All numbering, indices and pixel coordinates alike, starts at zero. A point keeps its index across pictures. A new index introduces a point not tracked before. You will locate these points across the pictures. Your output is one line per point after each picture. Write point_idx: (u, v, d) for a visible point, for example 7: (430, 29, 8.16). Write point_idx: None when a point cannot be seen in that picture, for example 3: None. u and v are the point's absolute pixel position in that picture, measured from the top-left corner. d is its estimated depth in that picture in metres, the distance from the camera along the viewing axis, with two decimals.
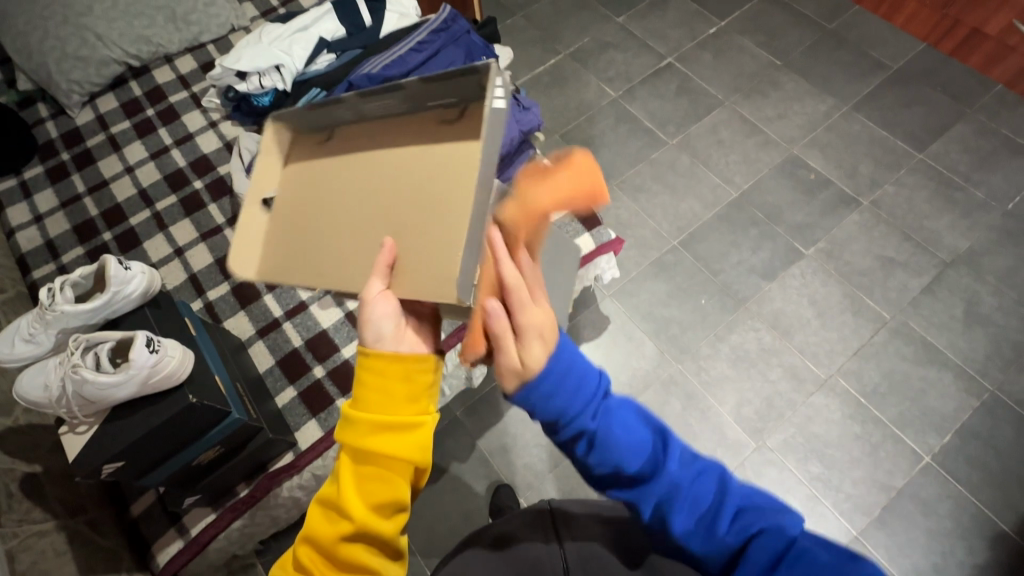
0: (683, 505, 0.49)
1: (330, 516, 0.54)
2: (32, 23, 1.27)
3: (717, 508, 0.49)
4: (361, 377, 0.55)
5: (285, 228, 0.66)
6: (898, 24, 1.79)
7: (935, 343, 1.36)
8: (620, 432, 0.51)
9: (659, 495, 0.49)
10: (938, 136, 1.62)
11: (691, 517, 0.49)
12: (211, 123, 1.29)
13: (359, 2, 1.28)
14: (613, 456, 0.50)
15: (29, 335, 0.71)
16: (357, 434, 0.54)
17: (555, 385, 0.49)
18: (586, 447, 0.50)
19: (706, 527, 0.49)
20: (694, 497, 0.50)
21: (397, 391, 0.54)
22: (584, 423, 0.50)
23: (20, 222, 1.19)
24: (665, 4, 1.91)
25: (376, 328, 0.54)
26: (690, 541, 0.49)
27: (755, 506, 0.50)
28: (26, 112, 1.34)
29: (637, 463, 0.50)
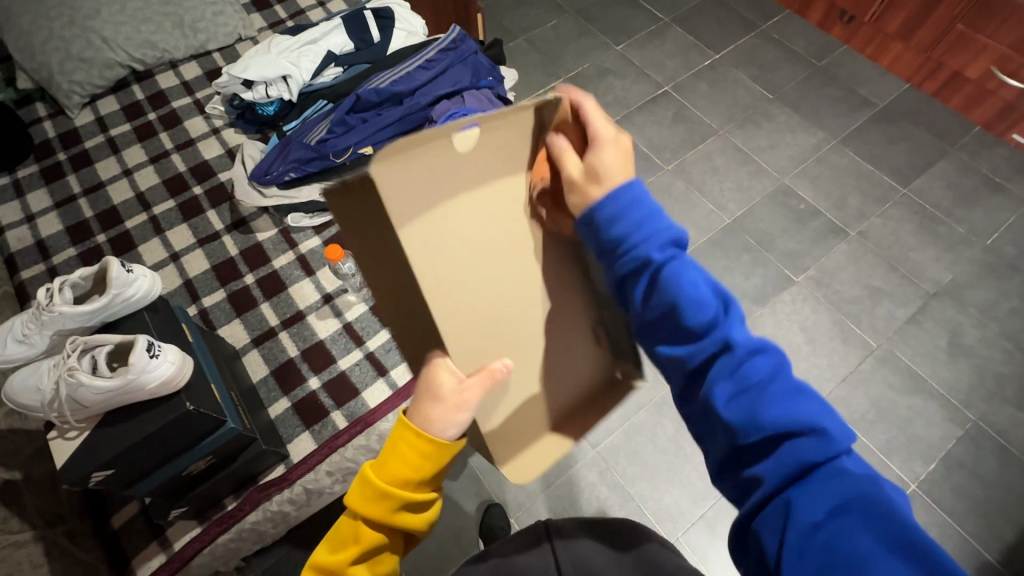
0: (727, 369, 0.44)
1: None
2: (36, 23, 1.27)
3: (765, 386, 0.43)
4: (390, 443, 0.53)
5: (422, 178, 0.44)
6: (884, 65, 1.88)
7: (921, 372, 1.40)
8: (693, 281, 0.45)
9: (711, 350, 0.44)
10: (921, 171, 1.69)
11: (736, 384, 0.43)
12: (213, 129, 1.29)
13: (368, 19, 1.31)
14: (673, 300, 0.45)
15: (21, 336, 0.69)
16: (370, 507, 0.52)
17: (627, 210, 0.45)
18: (648, 286, 0.45)
19: (759, 395, 0.43)
20: (749, 373, 0.43)
21: (421, 473, 0.52)
22: (650, 254, 0.45)
23: (10, 221, 1.17)
24: (663, 35, 1.98)
25: (440, 423, 0.51)
26: (733, 412, 0.43)
27: (801, 407, 0.42)
28: (23, 111, 1.32)
29: (703, 315, 0.44)
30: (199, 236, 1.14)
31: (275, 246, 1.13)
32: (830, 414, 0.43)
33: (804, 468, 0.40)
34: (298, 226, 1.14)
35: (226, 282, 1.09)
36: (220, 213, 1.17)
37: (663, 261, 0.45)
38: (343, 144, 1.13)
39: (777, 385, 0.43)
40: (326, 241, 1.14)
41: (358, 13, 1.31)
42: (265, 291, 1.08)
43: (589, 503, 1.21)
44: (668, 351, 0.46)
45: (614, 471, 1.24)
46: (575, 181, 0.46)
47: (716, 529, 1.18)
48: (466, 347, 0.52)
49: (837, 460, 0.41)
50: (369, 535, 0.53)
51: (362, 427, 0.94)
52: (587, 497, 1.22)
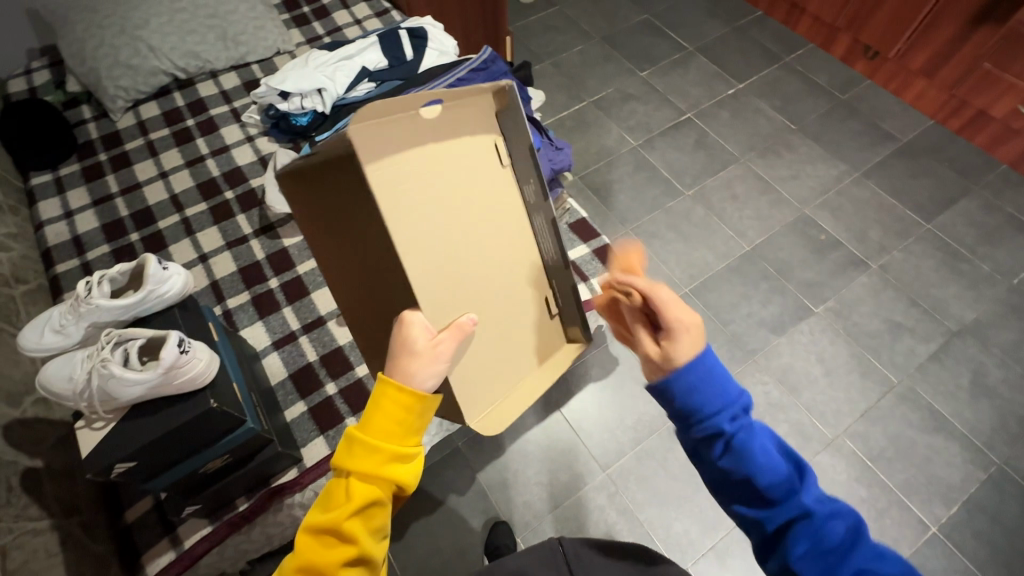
0: (803, 536, 0.52)
1: (326, 541, 0.54)
2: (90, 30, 1.33)
3: (843, 551, 0.51)
4: (375, 399, 0.57)
5: (401, 137, 0.60)
6: (908, 100, 1.88)
7: (941, 411, 1.36)
8: (769, 457, 0.54)
9: (790, 513, 0.53)
10: (945, 208, 1.67)
11: (812, 549, 0.51)
12: (247, 137, 1.33)
13: (402, 38, 1.35)
14: (750, 470, 0.54)
15: (58, 326, 0.71)
16: (359, 458, 0.55)
17: (699, 384, 0.55)
18: (722, 452, 0.55)
19: (831, 559, 0.51)
20: (822, 538, 0.52)
21: (401, 422, 0.56)
22: (722, 426, 0.54)
23: (49, 216, 1.21)
24: (687, 63, 2.01)
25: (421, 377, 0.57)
26: (808, 574, 0.51)
27: (876, 566, 0.51)
28: (69, 112, 1.38)
29: (769, 480, 0.54)
30: (228, 239, 1.17)
31: (301, 252, 1.16)
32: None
33: None
34: None
35: (251, 284, 1.11)
36: (249, 218, 1.20)
37: (734, 431, 0.54)
38: None
39: (855, 549, 0.52)
40: None
41: (393, 32, 1.36)
42: (288, 295, 1.10)
43: (597, 526, 1.20)
44: (745, 511, 0.55)
45: (623, 495, 1.23)
46: (650, 357, 0.59)
47: (726, 561, 1.16)
48: (437, 293, 0.64)
49: None
50: (358, 490, 0.54)
51: None
52: (594, 520, 1.20)
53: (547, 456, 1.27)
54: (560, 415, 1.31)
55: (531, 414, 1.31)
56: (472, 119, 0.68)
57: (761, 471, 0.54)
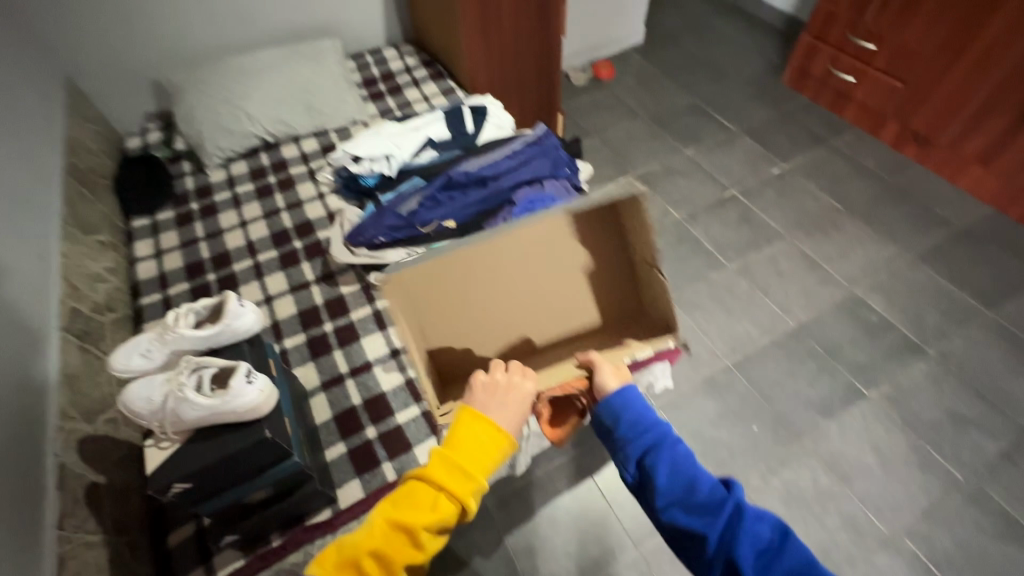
0: (702, 501, 0.62)
1: (399, 540, 0.60)
2: (201, 101, 1.56)
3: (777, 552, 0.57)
4: (471, 426, 0.65)
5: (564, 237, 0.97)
6: (962, 187, 1.87)
7: (1017, 518, 1.25)
8: (687, 466, 0.65)
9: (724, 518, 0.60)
10: (1009, 297, 1.61)
11: (753, 551, 0.57)
12: (320, 194, 1.47)
13: (466, 114, 1.50)
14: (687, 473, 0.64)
15: (144, 351, 0.80)
16: (438, 471, 0.62)
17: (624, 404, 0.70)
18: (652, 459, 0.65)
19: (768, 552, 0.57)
20: (754, 535, 0.58)
21: (476, 451, 0.63)
22: (653, 438, 0.67)
23: (142, 254, 1.36)
24: (732, 143, 2.08)
25: (491, 402, 0.69)
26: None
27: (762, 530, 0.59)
28: (172, 166, 1.58)
29: (704, 485, 0.63)
30: (292, 283, 1.28)
31: (356, 299, 1.24)
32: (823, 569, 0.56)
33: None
34: (379, 284, 1.25)
35: (308, 326, 1.19)
36: (313, 265, 1.31)
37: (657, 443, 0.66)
38: (430, 218, 1.27)
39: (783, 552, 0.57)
40: None
41: (458, 108, 1.51)
42: (340, 339, 1.17)
43: None
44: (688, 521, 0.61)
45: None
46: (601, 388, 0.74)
47: None
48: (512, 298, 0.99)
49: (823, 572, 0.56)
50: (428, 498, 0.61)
51: None
52: None
53: (577, 524, 1.23)
54: (592, 482, 1.28)
55: (563, 479, 1.29)
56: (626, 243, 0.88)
57: (671, 482, 0.64)
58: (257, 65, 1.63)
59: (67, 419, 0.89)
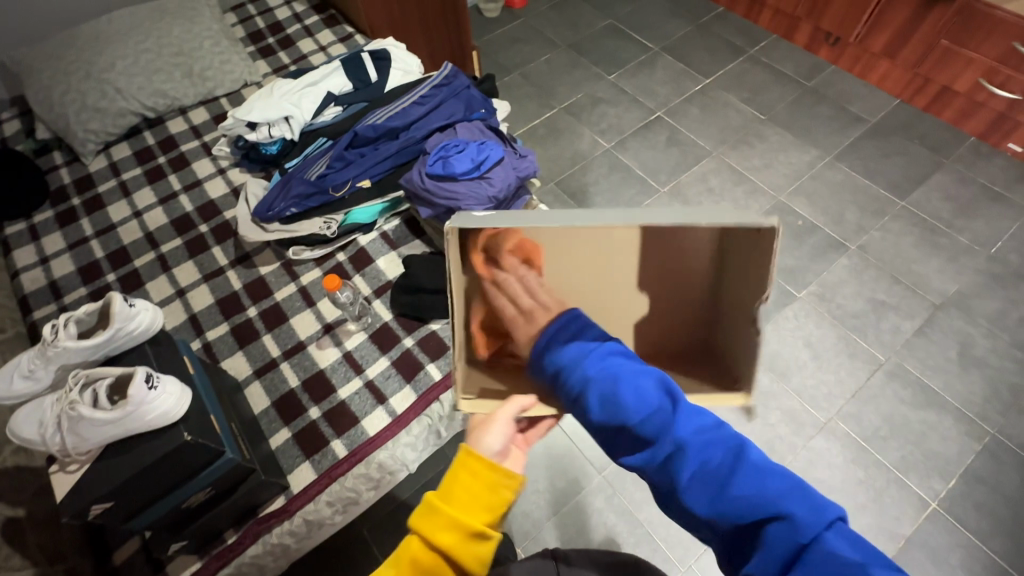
0: (687, 466, 0.48)
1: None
2: (56, 78, 1.35)
3: (729, 475, 0.47)
4: (454, 469, 0.60)
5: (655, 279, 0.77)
6: (873, 82, 1.91)
7: (931, 385, 1.37)
8: (636, 394, 0.53)
9: (663, 456, 0.50)
10: (918, 185, 1.70)
11: (699, 481, 0.48)
12: (219, 169, 1.34)
13: (366, 61, 1.38)
14: (620, 416, 0.52)
15: (28, 371, 0.71)
16: (436, 521, 0.57)
17: (563, 350, 0.59)
18: (596, 406, 0.54)
19: (715, 484, 0.47)
20: (701, 464, 0.48)
21: (485, 498, 0.58)
22: (587, 375, 0.55)
23: (25, 263, 1.21)
24: (654, 63, 2.04)
25: (488, 440, 0.62)
26: (697, 502, 0.47)
27: (764, 485, 0.45)
28: (40, 159, 1.39)
29: (641, 421, 0.51)
30: (204, 272, 1.18)
31: (278, 278, 1.16)
32: (793, 497, 0.44)
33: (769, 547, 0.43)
34: (300, 258, 1.16)
35: (229, 315, 1.11)
36: (225, 249, 1.21)
37: (601, 379, 0.54)
38: (342, 179, 1.18)
39: (733, 472, 0.47)
40: (326, 271, 1.16)
41: (356, 55, 1.38)
42: (267, 322, 1.10)
43: (597, 529, 1.23)
44: (631, 460, 0.52)
45: (621, 496, 1.26)
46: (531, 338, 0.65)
47: None
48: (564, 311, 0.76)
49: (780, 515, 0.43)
50: (426, 558, 0.56)
51: (361, 456, 0.94)
52: (594, 524, 1.23)
53: (543, 461, 1.30)
54: (553, 420, 1.35)
55: None
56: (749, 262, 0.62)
57: (609, 417, 0.53)
58: (118, 28, 1.43)
59: None
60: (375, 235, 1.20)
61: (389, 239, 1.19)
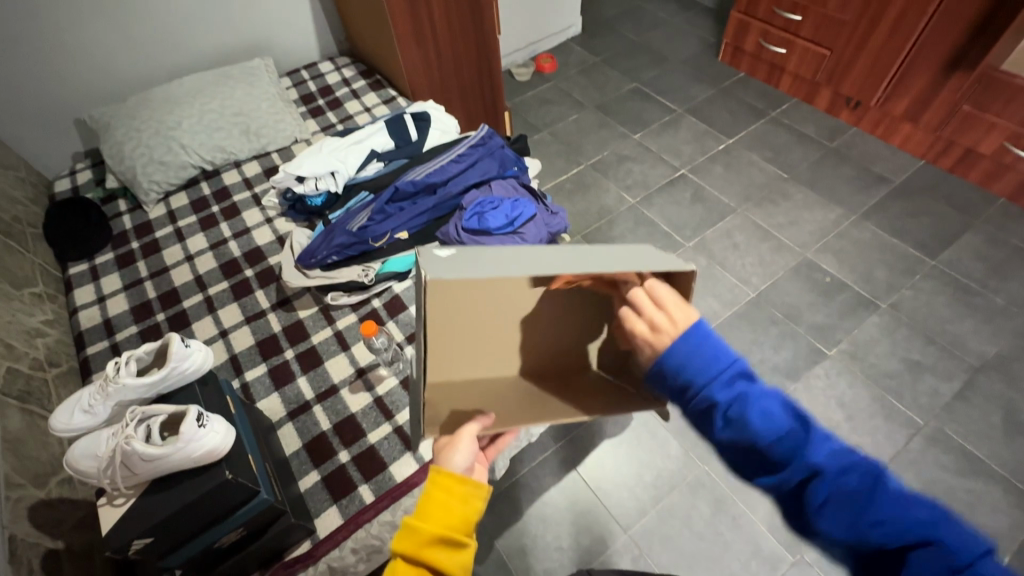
0: (822, 492, 0.50)
1: None
2: (129, 135, 1.49)
3: (868, 500, 0.49)
4: (426, 489, 0.65)
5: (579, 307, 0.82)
6: (896, 144, 1.95)
7: (976, 452, 1.31)
8: (771, 414, 0.53)
9: (799, 480, 0.51)
10: (948, 244, 1.69)
11: (840, 504, 0.49)
12: (267, 218, 1.43)
13: (407, 122, 1.48)
14: (753, 438, 0.53)
15: (87, 406, 0.76)
16: (415, 540, 0.60)
17: (687, 357, 0.56)
18: (725, 423, 0.54)
19: (856, 507, 0.49)
20: (842, 489, 0.50)
21: (456, 509, 0.64)
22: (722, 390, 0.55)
23: (84, 302, 1.30)
24: (678, 124, 2.12)
25: (455, 458, 0.68)
26: (832, 525, 0.49)
27: (907, 512, 0.48)
28: (107, 206, 1.51)
29: (774, 442, 0.52)
30: (247, 314, 1.24)
31: (315, 322, 1.21)
32: (939, 524, 0.47)
33: (928, 573, 0.46)
34: (338, 303, 1.22)
35: (268, 356, 1.16)
36: (267, 293, 1.27)
37: (729, 401, 0.54)
38: (382, 231, 1.25)
39: (874, 494, 0.49)
40: (362, 317, 1.20)
41: (399, 116, 1.49)
42: (303, 365, 1.14)
43: None
44: (765, 481, 0.53)
45: (648, 557, 1.21)
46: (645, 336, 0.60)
47: None
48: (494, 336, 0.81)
49: (933, 543, 0.46)
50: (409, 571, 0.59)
51: (388, 502, 0.95)
52: None
53: (567, 515, 1.27)
54: (577, 474, 1.33)
55: (547, 475, 1.32)
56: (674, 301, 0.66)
57: (742, 437, 0.53)
58: (187, 91, 1.58)
59: (13, 486, 0.84)
60: (410, 283, 1.25)
61: None
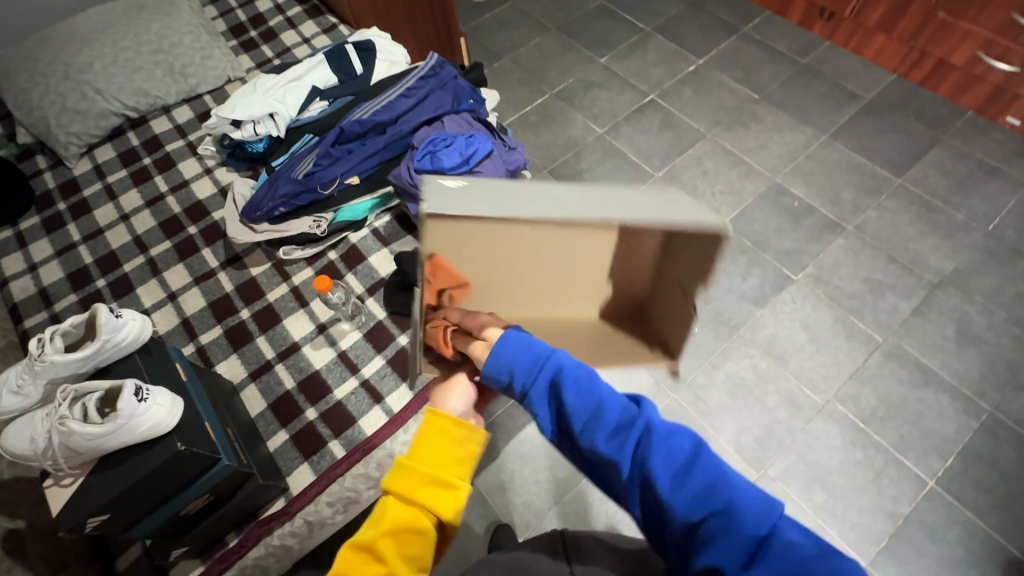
0: (655, 454, 0.49)
1: (365, 559, 0.55)
2: (35, 81, 1.32)
3: (689, 466, 0.49)
4: (421, 428, 0.61)
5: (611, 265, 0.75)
6: (868, 57, 1.88)
7: (929, 364, 1.38)
8: (592, 386, 0.54)
9: (636, 442, 0.51)
10: (915, 161, 1.68)
11: (667, 468, 0.49)
12: (206, 169, 1.32)
13: (350, 53, 1.35)
14: (596, 406, 0.53)
15: (16, 387, 0.71)
16: (405, 481, 0.58)
17: (529, 344, 0.57)
18: (559, 402, 0.54)
19: (681, 474, 0.49)
20: (665, 453, 0.49)
21: (447, 453, 0.60)
22: (557, 365, 0.55)
23: (14, 271, 1.20)
24: (646, 44, 2.00)
25: (452, 400, 0.64)
26: (668, 491, 0.48)
27: (725, 475, 0.48)
28: (24, 164, 1.36)
29: (615, 412, 0.52)
30: (195, 274, 1.16)
31: (269, 279, 1.15)
32: (737, 486, 0.47)
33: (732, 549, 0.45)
34: (291, 258, 1.15)
35: (222, 318, 1.10)
36: (215, 251, 1.19)
37: (574, 366, 0.55)
38: (331, 176, 1.16)
39: (697, 460, 0.49)
40: (318, 271, 1.15)
41: (340, 47, 1.35)
42: (260, 325, 1.09)
43: (598, 517, 1.23)
44: (606, 451, 0.52)
45: None
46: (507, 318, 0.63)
47: None
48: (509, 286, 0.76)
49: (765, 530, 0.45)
50: (401, 515, 0.57)
51: (360, 455, 0.94)
52: (595, 512, 1.24)
53: (544, 451, 1.31)
54: None
55: (522, 414, 1.34)
56: (698, 255, 0.61)
57: (582, 403, 0.53)
58: (94, 27, 1.39)
59: None
60: (366, 232, 1.19)
61: (380, 235, 1.18)
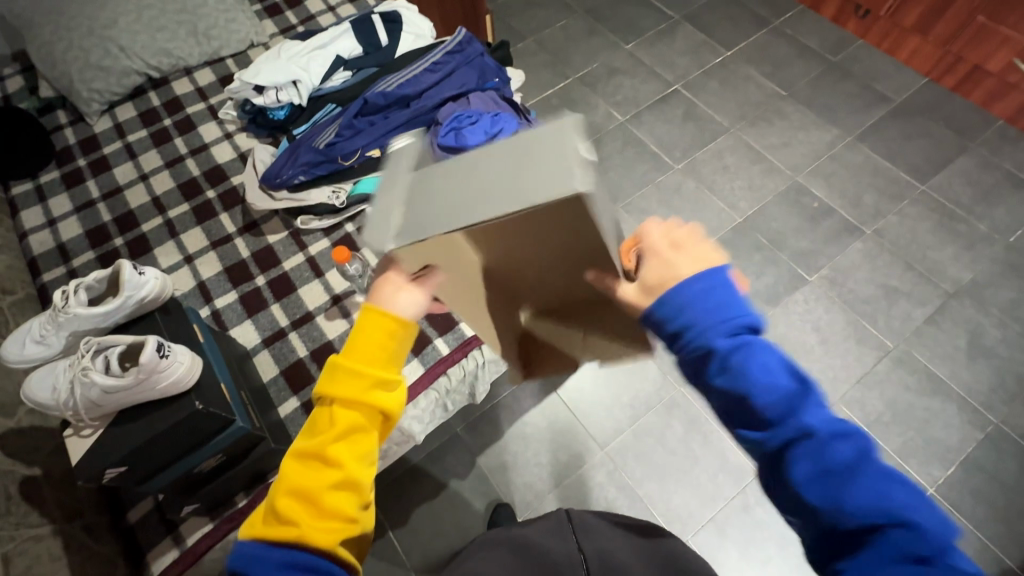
0: (815, 459, 0.43)
1: (312, 466, 0.52)
2: (58, 33, 1.31)
3: (857, 474, 0.42)
4: (355, 325, 0.54)
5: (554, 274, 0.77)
6: (901, 59, 1.83)
7: (938, 373, 1.37)
8: (761, 369, 0.45)
9: (788, 438, 0.44)
10: (940, 168, 1.65)
11: (825, 474, 0.43)
12: (226, 134, 1.31)
13: (377, 23, 1.33)
14: (746, 389, 0.45)
15: (39, 337, 0.73)
16: (341, 385, 0.52)
17: (699, 293, 0.47)
18: (718, 371, 0.46)
19: (845, 484, 0.42)
20: (836, 456, 0.43)
21: (385, 349, 0.54)
22: (716, 339, 0.46)
23: (33, 225, 1.20)
24: (674, 33, 1.96)
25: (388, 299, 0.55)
26: (816, 497, 0.43)
27: (898, 494, 0.42)
28: (45, 118, 1.36)
29: (770, 400, 0.45)
30: (212, 238, 1.17)
31: (286, 248, 1.15)
32: (920, 507, 0.41)
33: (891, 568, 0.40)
34: (309, 228, 1.15)
35: (238, 283, 1.11)
36: (232, 216, 1.19)
37: (731, 347, 0.46)
38: (351, 148, 1.16)
39: (868, 471, 0.42)
40: (334, 243, 1.14)
41: (367, 17, 1.33)
42: (275, 292, 1.10)
43: (598, 502, 1.25)
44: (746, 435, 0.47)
45: (622, 471, 1.28)
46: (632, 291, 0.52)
47: (726, 531, 1.21)
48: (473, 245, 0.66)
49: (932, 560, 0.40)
50: (342, 416, 0.52)
51: None
52: (595, 497, 1.26)
53: (548, 434, 1.32)
54: (557, 396, 1.35)
55: (528, 397, 1.35)
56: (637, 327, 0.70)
57: (742, 385, 0.45)
58: None
59: None
60: None
61: None
